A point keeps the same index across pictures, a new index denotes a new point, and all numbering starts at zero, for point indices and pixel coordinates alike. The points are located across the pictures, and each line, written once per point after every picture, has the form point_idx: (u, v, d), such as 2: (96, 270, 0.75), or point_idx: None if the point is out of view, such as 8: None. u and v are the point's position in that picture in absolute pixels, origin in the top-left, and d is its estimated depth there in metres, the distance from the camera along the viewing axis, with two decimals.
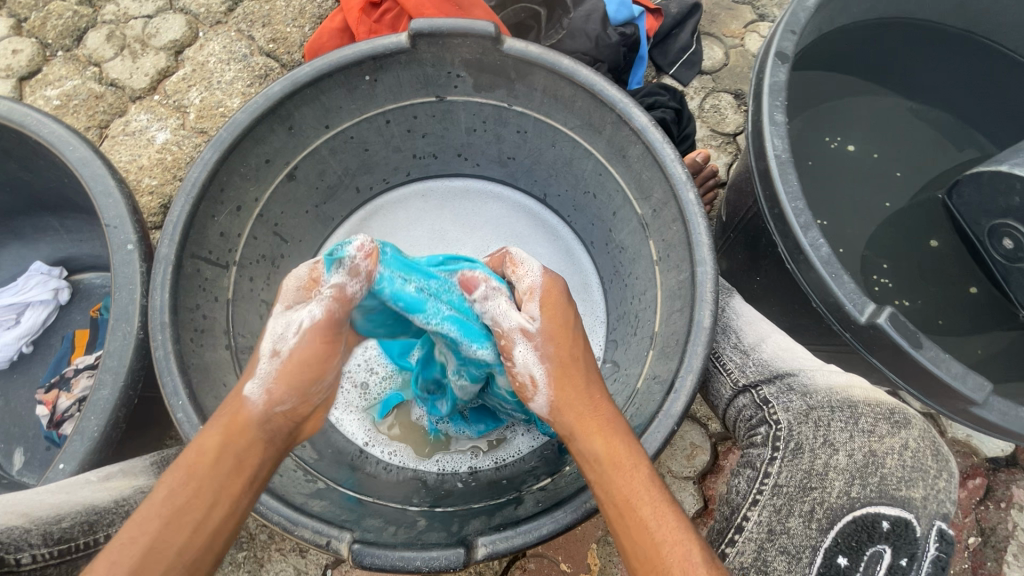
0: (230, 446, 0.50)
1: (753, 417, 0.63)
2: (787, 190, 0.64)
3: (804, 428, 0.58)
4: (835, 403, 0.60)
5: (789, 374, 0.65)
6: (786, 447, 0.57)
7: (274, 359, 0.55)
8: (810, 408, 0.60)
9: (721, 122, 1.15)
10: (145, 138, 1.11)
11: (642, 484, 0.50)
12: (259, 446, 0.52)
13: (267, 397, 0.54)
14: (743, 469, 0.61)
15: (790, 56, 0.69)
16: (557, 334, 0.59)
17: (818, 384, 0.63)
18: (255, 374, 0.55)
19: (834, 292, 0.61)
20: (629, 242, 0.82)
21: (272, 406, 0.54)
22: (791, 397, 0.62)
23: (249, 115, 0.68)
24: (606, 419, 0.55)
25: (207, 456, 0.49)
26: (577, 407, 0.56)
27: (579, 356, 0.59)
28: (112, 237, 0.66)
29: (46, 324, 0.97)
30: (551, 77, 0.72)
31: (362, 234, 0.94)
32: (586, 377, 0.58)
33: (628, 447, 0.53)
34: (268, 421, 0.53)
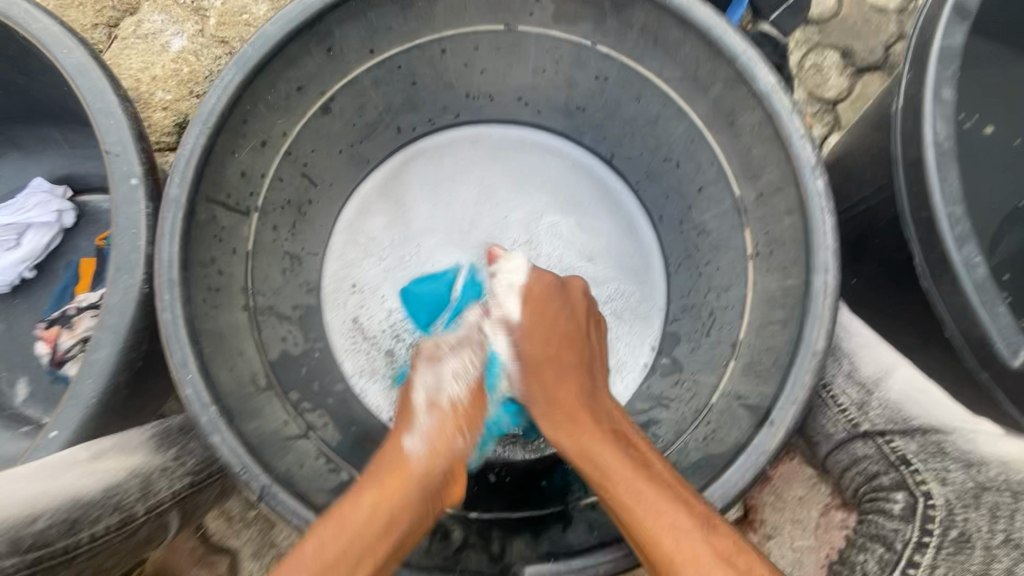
0: (388, 509, 0.49)
1: (885, 475, 0.62)
2: (944, 190, 0.51)
3: (970, 516, 0.55)
4: (1020, 488, 0.54)
5: (935, 431, 0.59)
6: (947, 536, 0.55)
7: (433, 410, 0.56)
8: (979, 489, 0.56)
9: (821, 85, 0.98)
10: (159, 43, 0.97)
11: (639, 483, 0.49)
12: (410, 505, 0.51)
13: (426, 452, 0.53)
14: (876, 544, 0.61)
15: (972, 12, 0.53)
16: (539, 324, 0.60)
17: (983, 450, 0.56)
18: (414, 428, 0.55)
19: (982, 324, 0.50)
20: (714, 226, 0.69)
21: (432, 461, 0.53)
22: (945, 465, 0.58)
23: (280, 28, 0.55)
24: (580, 407, 0.56)
25: (361, 515, 0.48)
26: (554, 388, 0.58)
27: (563, 354, 0.59)
28: (113, 168, 0.56)
29: (50, 248, 0.88)
30: (656, 13, 0.58)
31: (401, 181, 0.82)
32: (564, 372, 0.59)
33: (600, 436, 0.54)
34: (429, 474, 0.52)
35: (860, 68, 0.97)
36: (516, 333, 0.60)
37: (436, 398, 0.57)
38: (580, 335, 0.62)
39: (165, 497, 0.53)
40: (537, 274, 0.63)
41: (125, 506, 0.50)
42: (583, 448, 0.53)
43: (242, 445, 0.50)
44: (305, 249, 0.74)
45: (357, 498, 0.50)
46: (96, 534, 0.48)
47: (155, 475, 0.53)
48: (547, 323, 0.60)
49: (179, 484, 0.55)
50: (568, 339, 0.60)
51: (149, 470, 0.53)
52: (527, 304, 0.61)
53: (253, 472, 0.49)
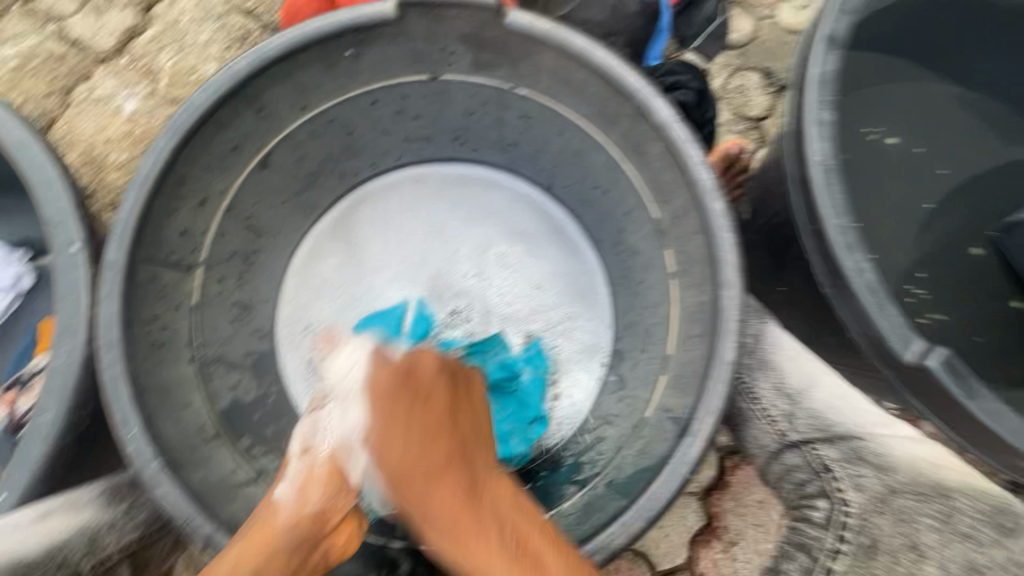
0: (250, 565, 0.49)
1: (809, 483, 0.61)
2: (830, 203, 0.56)
3: (878, 521, 0.54)
4: (924, 490, 0.55)
5: (854, 438, 0.59)
6: (857, 545, 0.53)
7: (303, 457, 0.57)
8: (888, 493, 0.55)
9: (746, 104, 1.04)
10: (112, 107, 1.01)
11: (499, 573, 0.46)
12: (279, 558, 0.50)
13: (293, 500, 0.54)
14: (797, 553, 0.59)
15: (842, 41, 0.59)
16: (383, 419, 0.55)
17: (895, 456, 0.57)
18: (285, 477, 0.57)
19: (876, 325, 0.54)
20: (642, 247, 0.73)
21: (298, 509, 0.54)
22: (862, 471, 0.58)
23: (209, 96, 0.58)
24: (461, 518, 0.49)
25: (224, 568, 0.49)
26: (435, 505, 0.50)
27: (416, 449, 0.53)
28: (55, 237, 0.58)
29: (10, 313, 0.90)
30: (561, 59, 0.62)
31: (350, 224, 0.85)
32: (435, 469, 0.52)
33: (484, 548, 0.48)
34: (295, 522, 0.53)
35: (779, 87, 1.05)
36: (369, 439, 0.55)
37: (309, 444, 0.58)
38: (443, 413, 0.56)
39: (112, 553, 0.55)
40: (374, 368, 0.59)
41: (71, 561, 0.51)
42: (460, 551, 0.48)
43: (185, 496, 0.52)
44: (256, 297, 0.77)
45: (222, 558, 0.49)
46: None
47: (102, 531, 0.53)
48: (388, 412, 0.55)
49: (127, 538, 0.56)
50: (414, 429, 0.54)
51: (96, 526, 0.53)
52: (374, 403, 0.56)
53: (197, 521, 0.52)
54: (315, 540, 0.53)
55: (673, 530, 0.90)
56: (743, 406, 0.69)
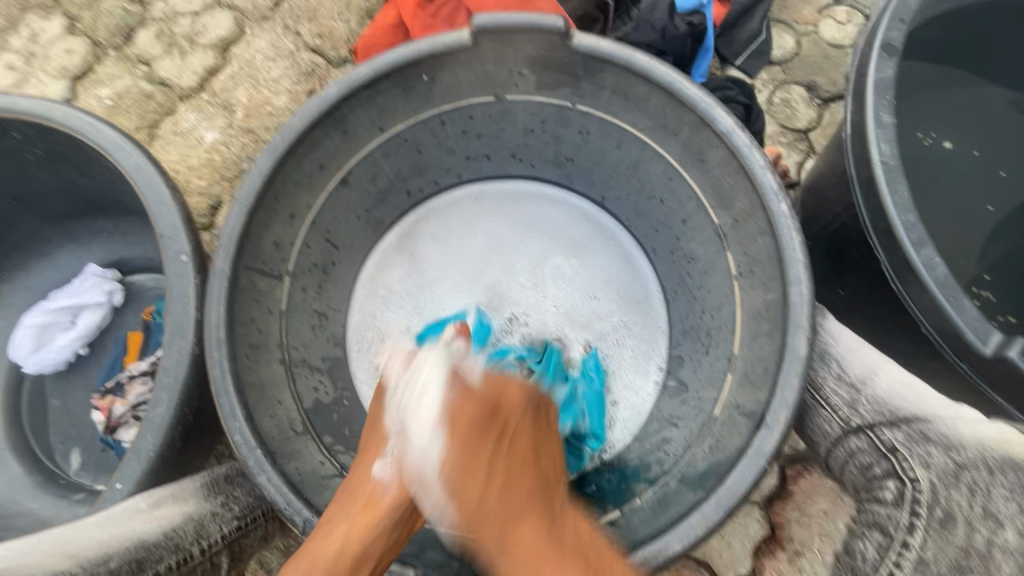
0: (359, 540, 0.54)
1: (875, 465, 0.57)
2: (896, 202, 0.57)
3: (953, 493, 0.51)
4: (991, 462, 0.54)
5: (919, 420, 0.57)
6: (933, 516, 0.51)
7: (404, 441, 0.61)
8: (958, 467, 0.53)
9: (791, 117, 1.06)
10: (194, 138, 1.10)
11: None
12: (385, 534, 0.55)
13: (396, 481, 0.59)
14: (870, 532, 0.56)
15: (899, 48, 0.61)
16: (466, 450, 0.58)
17: (963, 435, 0.55)
18: (386, 455, 0.60)
19: (951, 319, 0.54)
20: (700, 252, 0.75)
21: (401, 492, 0.58)
22: (929, 448, 0.55)
23: (304, 119, 0.64)
24: (525, 544, 0.53)
25: (331, 547, 0.53)
26: (495, 518, 0.55)
27: (501, 487, 0.56)
28: (166, 248, 0.64)
29: (101, 326, 0.97)
30: (623, 75, 0.66)
31: (414, 238, 0.90)
32: (515, 511, 0.55)
33: None
34: (397, 505, 0.57)
35: (825, 99, 1.07)
36: (445, 468, 0.58)
37: (402, 426, 0.61)
38: (527, 448, 0.60)
39: (216, 541, 0.59)
40: (458, 399, 0.60)
41: (183, 547, 0.55)
42: None
43: (285, 483, 0.57)
44: (332, 306, 0.82)
45: (331, 532, 0.54)
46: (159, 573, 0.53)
47: (207, 520, 0.59)
48: (472, 442, 0.59)
49: (228, 527, 0.61)
50: (504, 467, 0.58)
51: (201, 516, 0.59)
52: (446, 430, 0.59)
53: (296, 506, 0.56)
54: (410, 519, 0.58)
55: (737, 540, 0.87)
56: (805, 400, 0.66)
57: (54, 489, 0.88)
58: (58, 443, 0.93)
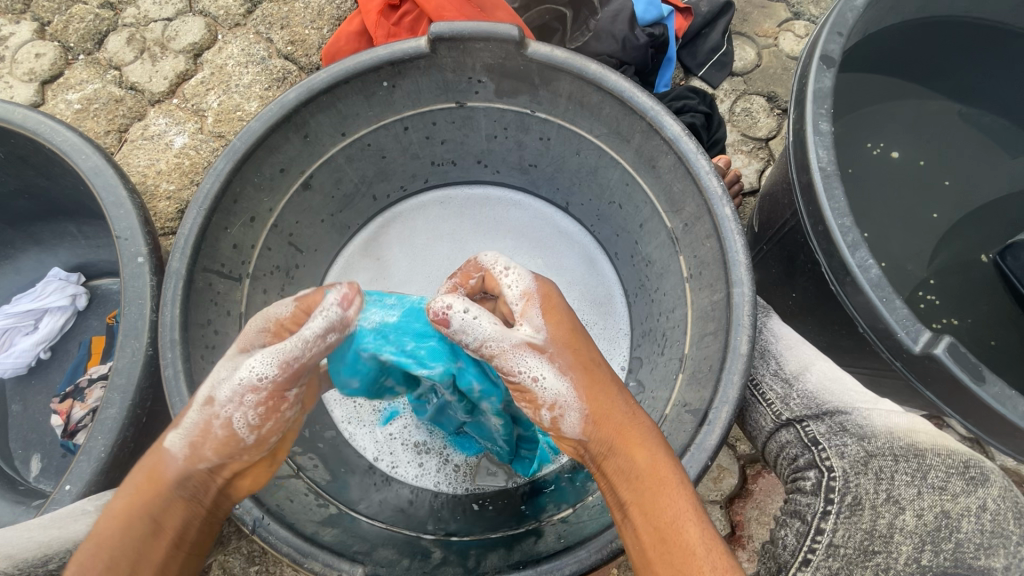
0: (139, 514, 0.50)
1: (800, 456, 0.62)
2: (833, 207, 0.60)
3: (862, 481, 0.57)
4: (898, 451, 0.58)
5: (841, 412, 0.63)
6: (843, 502, 0.56)
7: (205, 408, 0.52)
8: (868, 456, 0.58)
9: (752, 126, 1.10)
10: (164, 143, 1.10)
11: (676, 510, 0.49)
12: (177, 506, 0.51)
13: (185, 453, 0.52)
14: (791, 520, 0.60)
15: (837, 60, 0.64)
16: (565, 333, 0.57)
17: (875, 425, 0.61)
18: (181, 425, 0.52)
19: (884, 318, 0.57)
20: (656, 255, 0.78)
21: (188, 463, 0.51)
22: (845, 440, 0.60)
23: (263, 123, 0.65)
24: (622, 421, 0.54)
25: (114, 526, 0.49)
26: (593, 396, 0.55)
27: (603, 372, 0.57)
28: (123, 250, 0.65)
29: (64, 330, 0.97)
30: (577, 83, 0.68)
31: (381, 241, 0.92)
32: (607, 389, 0.56)
33: (662, 459, 0.52)
34: (180, 480, 0.51)
35: (784, 109, 1.10)
36: (552, 345, 0.56)
37: (212, 393, 0.52)
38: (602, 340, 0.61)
39: None
40: (546, 291, 0.60)
41: None
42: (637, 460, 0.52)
43: None
44: None
45: (110, 508, 0.50)
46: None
47: None
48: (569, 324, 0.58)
49: None
50: (600, 355, 0.59)
51: None
52: (547, 315, 0.58)
53: (246, 505, 0.57)
54: (213, 488, 0.53)
55: None
56: (746, 396, 0.72)
57: (12, 494, 0.87)
58: (17, 449, 0.92)
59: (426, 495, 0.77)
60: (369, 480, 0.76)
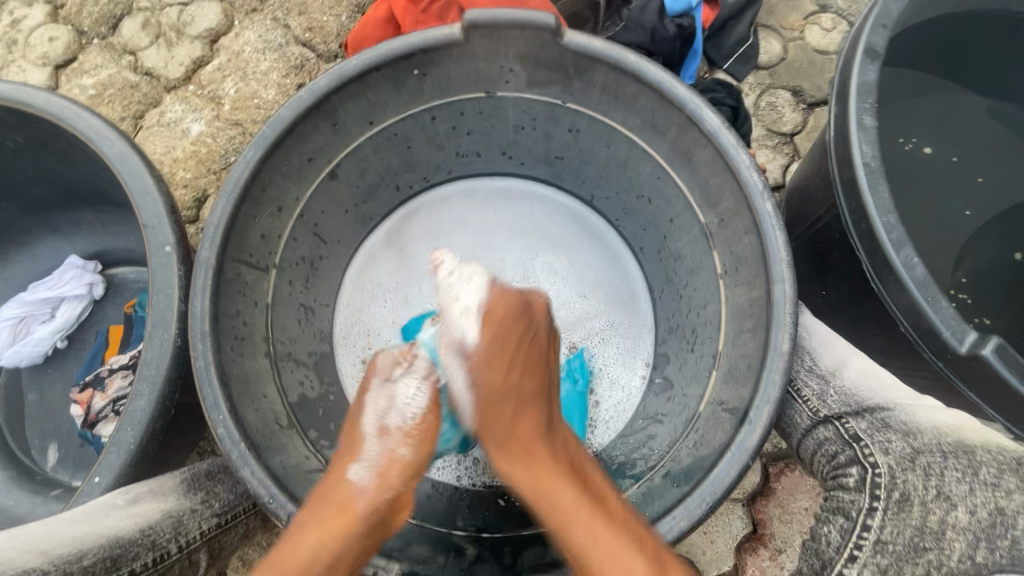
0: (332, 547, 0.53)
1: (840, 453, 0.60)
2: (877, 203, 0.58)
3: (910, 477, 0.55)
4: (947, 448, 0.57)
5: (882, 409, 0.62)
6: (891, 497, 0.54)
7: (381, 441, 0.60)
8: (914, 452, 0.57)
9: (777, 121, 1.08)
10: (180, 130, 1.09)
11: (597, 529, 0.54)
12: (359, 539, 0.55)
13: (372, 484, 0.58)
14: (834, 517, 0.59)
15: (881, 53, 0.62)
16: (486, 368, 0.64)
17: (920, 422, 0.60)
18: (363, 458, 0.59)
19: (929, 318, 0.56)
20: (687, 251, 0.76)
21: (378, 493, 0.58)
22: (887, 436, 0.59)
23: (293, 111, 0.64)
24: (525, 437, 0.62)
25: (307, 551, 0.52)
26: (495, 425, 0.63)
27: (511, 394, 0.63)
28: (150, 238, 0.64)
29: (81, 319, 0.96)
30: (613, 74, 0.67)
31: (403, 232, 0.90)
32: (492, 406, 0.63)
33: (554, 474, 0.59)
34: (372, 508, 0.57)
35: (810, 104, 1.09)
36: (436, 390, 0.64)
37: (383, 423, 0.61)
38: (540, 359, 0.66)
39: (193, 537, 0.59)
40: (497, 295, 0.67)
41: (160, 544, 0.55)
42: (527, 474, 0.59)
43: (270, 477, 0.57)
44: (318, 300, 0.81)
45: (304, 539, 0.53)
46: (135, 571, 0.52)
47: (184, 517, 0.59)
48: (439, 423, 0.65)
49: (205, 525, 0.61)
50: (539, 379, 0.65)
51: (179, 513, 0.58)
52: (478, 347, 0.64)
53: (280, 501, 0.56)
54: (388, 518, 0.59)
55: (719, 536, 0.89)
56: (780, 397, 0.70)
57: (30, 484, 0.87)
58: (34, 438, 0.91)
59: (445, 493, 0.73)
60: None
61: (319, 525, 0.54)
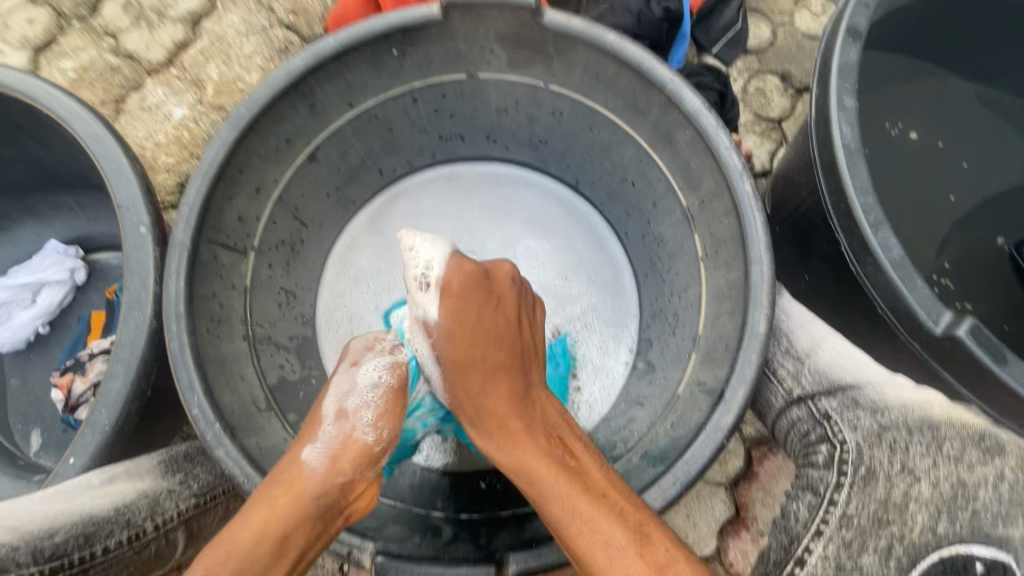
0: (278, 527, 0.51)
1: (811, 431, 0.64)
2: (856, 184, 0.58)
3: (877, 453, 0.60)
4: (912, 424, 0.61)
5: (853, 388, 0.64)
6: (857, 473, 0.59)
7: (339, 422, 0.61)
8: (882, 429, 0.61)
9: (765, 106, 1.07)
10: (162, 114, 1.07)
11: (575, 502, 0.54)
12: (308, 522, 0.53)
13: (324, 466, 0.57)
14: (803, 493, 0.62)
15: (864, 33, 0.62)
16: (450, 338, 0.65)
17: (888, 400, 0.62)
18: (317, 440, 0.59)
19: (905, 299, 0.56)
20: (669, 235, 0.76)
21: (329, 476, 0.56)
22: (858, 414, 0.62)
23: (269, 90, 0.63)
24: (501, 412, 0.62)
25: (251, 532, 0.50)
26: (470, 402, 0.64)
27: (484, 370, 0.64)
28: (124, 220, 0.63)
29: (62, 304, 0.95)
30: (594, 54, 0.66)
31: (387, 216, 0.90)
32: (467, 383, 0.64)
33: (528, 445, 0.59)
34: (321, 490, 0.55)
35: (799, 89, 1.08)
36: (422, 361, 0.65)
37: (343, 407, 0.61)
38: (509, 327, 0.66)
39: (171, 516, 0.59)
40: (454, 269, 0.66)
41: (134, 523, 0.56)
42: (503, 446, 0.60)
43: (244, 457, 0.57)
44: (300, 284, 0.81)
45: (249, 517, 0.51)
46: (108, 548, 0.54)
47: (162, 496, 0.59)
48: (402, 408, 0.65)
49: (184, 505, 0.61)
50: (501, 345, 0.64)
51: (156, 492, 0.59)
52: (445, 313, 0.65)
53: (256, 481, 0.56)
54: (342, 507, 0.56)
55: (702, 519, 0.89)
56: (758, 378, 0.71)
57: (12, 469, 0.87)
58: (17, 424, 0.90)
59: (421, 471, 0.76)
60: None
61: (264, 504, 0.52)
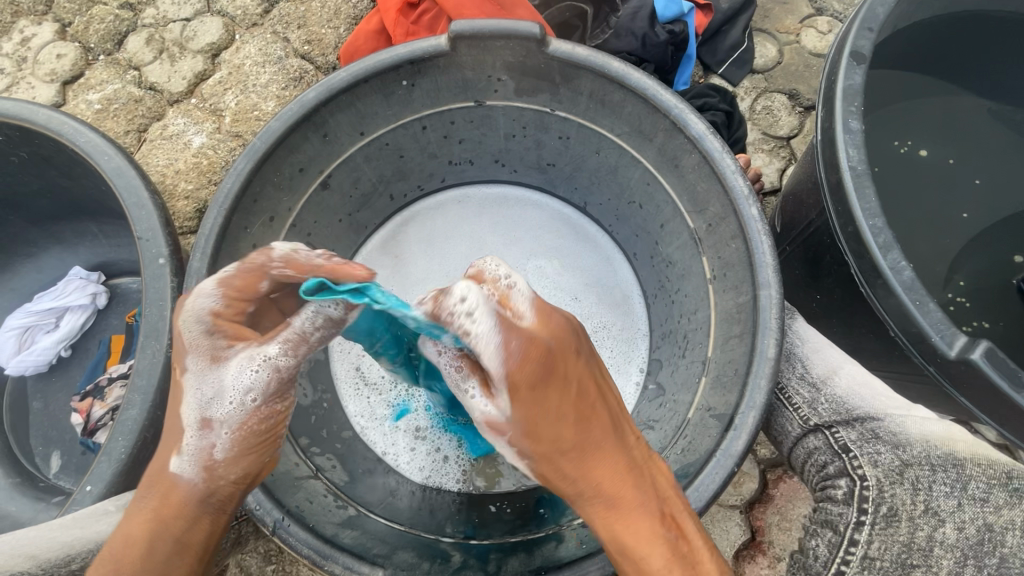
0: (170, 532, 0.53)
1: (829, 464, 0.62)
2: (864, 207, 0.58)
3: (898, 491, 0.57)
4: (935, 460, 0.58)
5: (871, 419, 0.63)
6: (878, 512, 0.56)
7: (201, 432, 0.54)
8: (903, 466, 0.58)
9: (773, 124, 1.08)
10: (182, 142, 1.11)
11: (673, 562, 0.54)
12: (200, 522, 0.55)
13: (200, 476, 0.54)
14: (822, 530, 0.60)
15: (868, 56, 0.62)
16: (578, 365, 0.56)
17: (909, 433, 0.60)
18: (182, 452, 0.54)
19: (918, 322, 0.55)
20: (677, 256, 0.76)
21: (206, 483, 0.54)
22: (877, 447, 0.60)
23: (283, 123, 0.65)
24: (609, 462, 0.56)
25: (138, 546, 0.52)
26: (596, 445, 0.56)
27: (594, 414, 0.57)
28: (144, 250, 0.65)
29: (84, 328, 0.98)
30: (599, 81, 0.67)
31: (398, 240, 0.91)
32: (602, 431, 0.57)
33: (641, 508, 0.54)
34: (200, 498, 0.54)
35: (806, 107, 1.08)
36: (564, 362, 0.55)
37: (206, 415, 0.54)
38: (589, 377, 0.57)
39: None
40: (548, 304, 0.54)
41: None
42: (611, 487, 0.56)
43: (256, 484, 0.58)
44: None
45: (126, 530, 0.52)
46: None
47: None
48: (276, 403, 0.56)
49: None
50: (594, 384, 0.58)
51: None
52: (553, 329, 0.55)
53: (267, 507, 0.57)
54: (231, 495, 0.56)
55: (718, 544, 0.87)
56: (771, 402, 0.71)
57: (32, 491, 0.88)
58: (37, 446, 0.93)
59: (426, 491, 0.77)
60: (380, 483, 0.75)
61: (148, 513, 0.53)
